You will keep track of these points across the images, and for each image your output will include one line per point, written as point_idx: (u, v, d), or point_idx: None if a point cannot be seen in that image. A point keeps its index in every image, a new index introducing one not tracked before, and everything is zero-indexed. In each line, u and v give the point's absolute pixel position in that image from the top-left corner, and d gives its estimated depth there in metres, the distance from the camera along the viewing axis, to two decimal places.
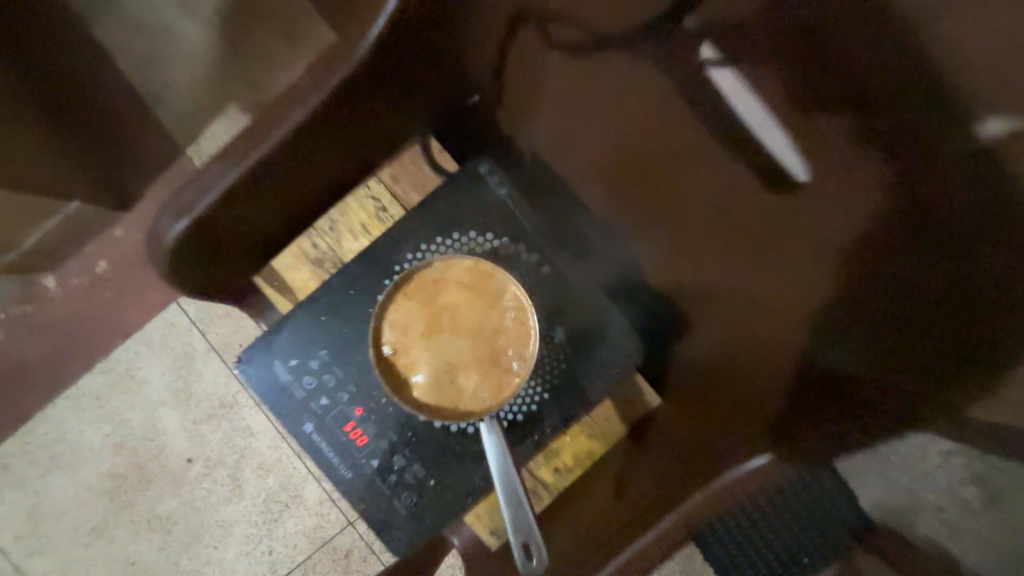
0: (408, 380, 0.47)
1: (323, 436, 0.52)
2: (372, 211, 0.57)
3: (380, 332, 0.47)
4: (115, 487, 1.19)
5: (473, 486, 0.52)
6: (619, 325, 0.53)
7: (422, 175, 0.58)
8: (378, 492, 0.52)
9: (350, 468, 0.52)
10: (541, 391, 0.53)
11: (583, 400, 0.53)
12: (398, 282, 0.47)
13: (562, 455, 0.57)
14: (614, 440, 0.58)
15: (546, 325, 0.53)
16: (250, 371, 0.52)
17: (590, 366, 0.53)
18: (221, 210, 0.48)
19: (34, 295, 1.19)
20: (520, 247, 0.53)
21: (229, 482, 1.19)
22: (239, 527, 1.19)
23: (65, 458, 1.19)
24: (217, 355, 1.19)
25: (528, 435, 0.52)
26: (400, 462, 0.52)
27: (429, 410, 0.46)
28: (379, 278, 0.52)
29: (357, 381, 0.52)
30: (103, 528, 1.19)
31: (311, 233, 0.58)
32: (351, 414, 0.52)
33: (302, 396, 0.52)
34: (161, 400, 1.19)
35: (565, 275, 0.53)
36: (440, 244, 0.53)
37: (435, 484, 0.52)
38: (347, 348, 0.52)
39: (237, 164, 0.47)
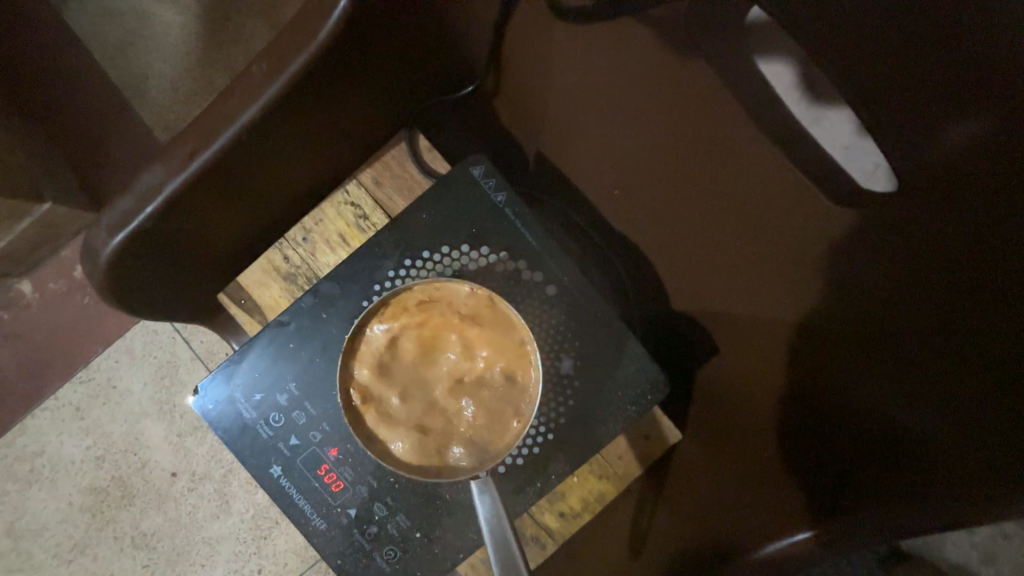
0: (384, 422, 0.40)
1: (292, 480, 0.45)
2: (350, 218, 0.49)
3: (356, 365, 0.40)
4: (97, 502, 1.13)
5: (465, 539, 0.45)
6: (635, 355, 0.45)
7: (409, 177, 0.50)
8: (356, 545, 0.45)
9: (323, 518, 0.45)
10: (544, 431, 0.45)
11: (594, 441, 0.45)
12: (376, 307, 0.40)
13: (568, 498, 0.49)
14: (626, 480, 0.50)
15: (551, 354, 0.45)
16: (208, 407, 0.45)
17: (602, 402, 0.45)
18: (163, 223, 0.40)
19: (9, 300, 1.12)
20: (520, 263, 0.45)
21: (217, 498, 1.14)
22: (226, 545, 1.13)
23: (45, 471, 1.13)
24: (202, 364, 1.12)
25: (529, 482, 0.45)
26: (381, 512, 0.45)
27: (405, 457, 0.40)
28: (356, 299, 0.45)
29: (331, 418, 0.45)
30: (86, 545, 1.13)
31: (283, 244, 0.50)
32: (324, 456, 0.45)
33: (269, 435, 0.45)
34: (144, 412, 1.13)
35: (574, 295, 0.46)
36: (427, 259, 0.45)
37: (421, 537, 0.45)
38: (320, 381, 0.45)
39: (179, 168, 0.39)
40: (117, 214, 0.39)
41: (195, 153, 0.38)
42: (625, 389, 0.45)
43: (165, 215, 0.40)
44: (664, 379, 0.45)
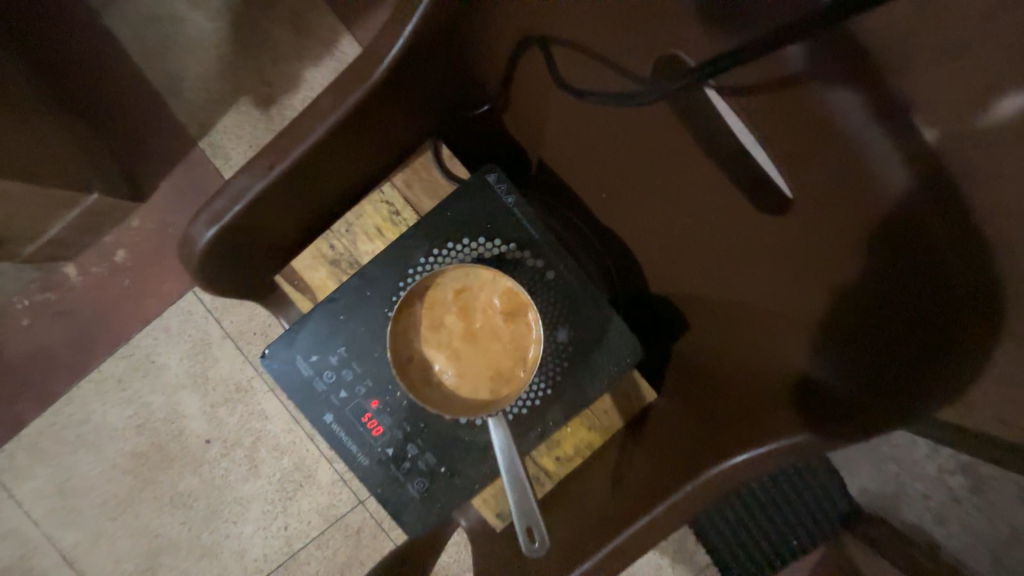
0: (424, 374, 0.52)
1: (342, 426, 0.56)
2: (385, 213, 0.60)
3: (399, 333, 0.51)
4: (139, 465, 1.26)
5: (481, 473, 0.56)
6: (617, 327, 0.56)
7: (433, 180, 0.60)
8: (394, 477, 0.56)
9: (366, 456, 0.56)
10: (543, 388, 0.56)
11: (584, 396, 0.56)
12: (418, 285, 0.51)
13: (562, 445, 0.62)
14: (611, 431, 0.62)
15: (549, 327, 0.56)
16: (274, 366, 0.56)
17: (591, 365, 0.56)
18: (246, 218, 0.52)
19: (56, 282, 1.23)
20: (526, 253, 0.56)
21: (246, 463, 1.26)
22: (255, 505, 1.26)
23: (91, 437, 1.25)
24: (233, 342, 1.24)
25: (531, 428, 0.56)
26: (414, 451, 0.56)
27: (438, 400, 0.51)
28: (394, 280, 0.56)
29: (373, 375, 0.56)
30: (129, 503, 1.26)
31: (329, 235, 0.61)
32: (368, 406, 0.56)
33: (324, 389, 0.56)
34: (181, 384, 1.24)
35: (569, 279, 0.56)
36: (450, 249, 0.56)
37: (445, 471, 0.56)
38: (364, 346, 0.56)
39: (261, 176, 0.50)
40: (213, 211, 0.51)
41: (276, 162, 0.50)
42: (609, 354, 0.56)
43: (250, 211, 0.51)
44: (638, 347, 0.56)
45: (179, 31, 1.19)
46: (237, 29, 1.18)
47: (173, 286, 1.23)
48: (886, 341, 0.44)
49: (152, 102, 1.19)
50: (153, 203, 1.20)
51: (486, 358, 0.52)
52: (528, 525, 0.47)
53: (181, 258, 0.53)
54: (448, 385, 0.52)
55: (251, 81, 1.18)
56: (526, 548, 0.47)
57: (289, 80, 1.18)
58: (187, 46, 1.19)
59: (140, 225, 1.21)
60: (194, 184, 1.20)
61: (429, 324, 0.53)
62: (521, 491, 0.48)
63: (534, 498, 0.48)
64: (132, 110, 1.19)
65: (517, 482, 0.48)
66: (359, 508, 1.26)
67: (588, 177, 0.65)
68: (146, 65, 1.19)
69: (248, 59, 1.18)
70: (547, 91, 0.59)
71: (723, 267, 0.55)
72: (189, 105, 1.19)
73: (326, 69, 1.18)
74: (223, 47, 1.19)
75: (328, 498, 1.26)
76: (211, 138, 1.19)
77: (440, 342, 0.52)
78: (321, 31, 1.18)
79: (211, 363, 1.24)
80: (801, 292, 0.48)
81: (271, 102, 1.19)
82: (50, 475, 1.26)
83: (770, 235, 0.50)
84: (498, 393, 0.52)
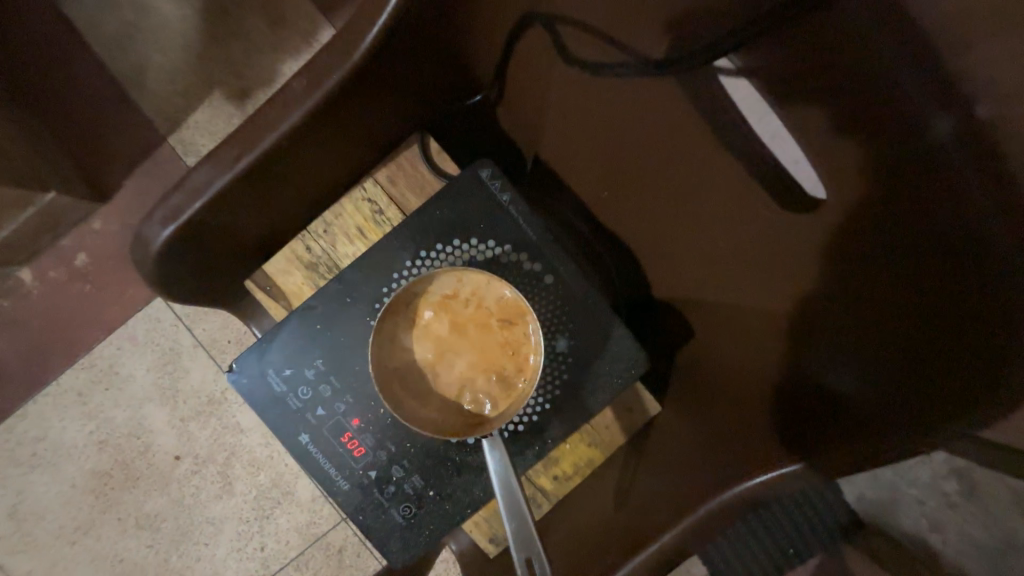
0: (411, 391, 0.47)
1: (319, 447, 0.51)
2: (368, 212, 0.55)
3: (382, 345, 0.46)
4: (100, 485, 1.17)
5: (473, 497, 0.51)
6: (620, 335, 0.52)
7: (420, 176, 0.55)
8: (377, 503, 0.51)
9: (346, 480, 0.51)
10: (542, 402, 0.52)
11: (585, 411, 0.52)
12: (403, 292, 0.46)
13: (561, 463, 0.56)
14: (615, 448, 0.57)
15: (548, 334, 0.52)
16: (243, 381, 0.50)
17: (592, 377, 0.52)
18: (211, 216, 0.46)
19: (7, 288, 1.13)
20: (521, 256, 0.51)
21: (219, 480, 1.18)
22: (229, 524, 1.18)
23: (46, 456, 1.16)
24: (205, 351, 1.16)
25: (528, 446, 0.52)
26: (399, 473, 0.51)
27: (429, 424, 0.46)
28: (377, 286, 0.51)
29: (354, 391, 0.51)
30: (89, 527, 1.17)
31: (306, 235, 0.55)
32: (348, 425, 0.50)
33: (299, 406, 0.50)
34: (147, 397, 1.16)
35: (570, 284, 0.52)
36: (440, 251, 0.51)
37: (433, 495, 0.51)
38: (344, 359, 0.51)
39: (226, 168, 0.45)
40: (172, 207, 0.45)
41: (243, 153, 0.44)
42: (613, 365, 0.52)
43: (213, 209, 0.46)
44: (643, 356, 0.52)
45: (145, 19, 1.11)
46: (208, 19, 1.12)
47: (137, 291, 1.14)
48: (923, 328, 0.43)
49: (115, 95, 1.11)
50: (117, 202, 1.12)
51: (480, 372, 0.48)
52: (527, 557, 0.42)
53: (136, 262, 0.48)
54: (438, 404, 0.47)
55: (224, 73, 1.12)
56: None
57: (265, 72, 1.12)
58: (153, 36, 1.12)
59: (103, 227, 1.13)
60: (162, 184, 1.12)
61: (416, 335, 0.48)
62: (518, 519, 0.43)
63: (534, 526, 0.43)
64: (92, 104, 1.11)
65: (514, 509, 0.43)
66: (341, 525, 1.20)
67: (592, 185, 0.64)
68: (108, 56, 1.11)
69: (220, 50, 1.12)
70: (552, 83, 0.61)
71: (727, 274, 0.57)
72: (157, 99, 1.12)
73: (304, 62, 1.12)
74: (196, 37, 1.12)
75: (308, 515, 1.19)
76: (180, 133, 1.12)
77: (430, 355, 0.48)
78: (299, 21, 1.12)
79: (180, 374, 1.16)
80: (807, 282, 0.52)
81: (246, 96, 1.12)
82: (0, 499, 1.16)
83: (785, 225, 0.57)
84: (496, 409, 0.47)
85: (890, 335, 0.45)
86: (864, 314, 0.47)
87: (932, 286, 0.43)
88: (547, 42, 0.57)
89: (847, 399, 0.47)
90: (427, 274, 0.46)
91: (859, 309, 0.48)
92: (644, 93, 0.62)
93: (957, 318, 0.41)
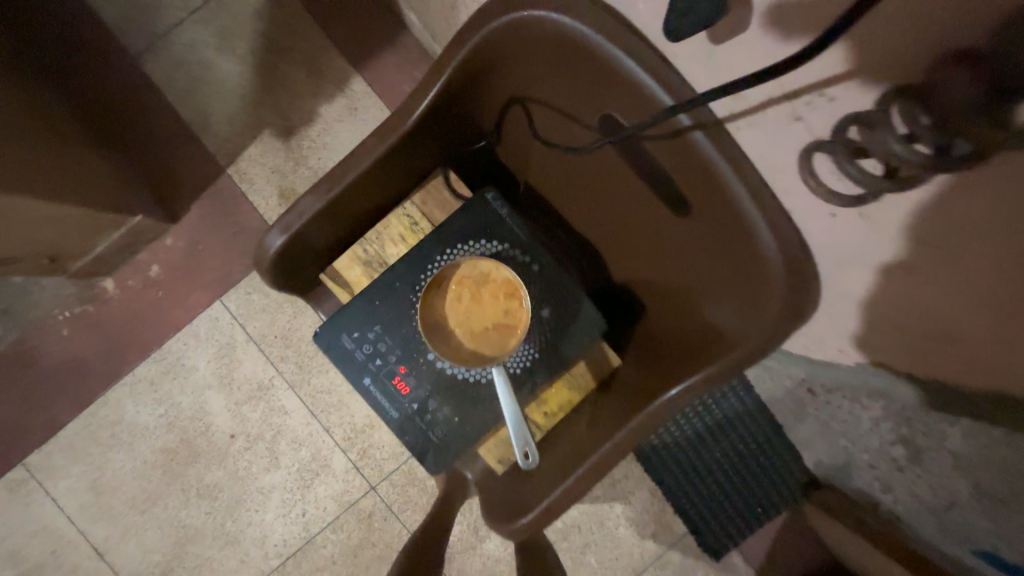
0: (444, 339, 0.71)
1: (377, 387, 0.72)
2: (407, 224, 0.78)
3: (425, 310, 0.70)
4: (168, 460, 1.38)
5: (486, 421, 0.73)
6: (587, 305, 0.73)
7: (444, 199, 0.79)
8: (418, 426, 0.72)
9: (396, 410, 0.72)
10: (532, 353, 0.73)
11: (564, 359, 0.73)
12: (438, 275, 0.70)
13: (548, 402, 0.79)
14: (587, 391, 0.79)
15: (535, 305, 0.73)
16: (324, 342, 0.72)
17: (568, 335, 0.73)
18: (309, 226, 0.70)
19: (94, 295, 1.36)
20: (516, 251, 0.74)
21: (267, 454, 1.38)
22: (275, 493, 1.38)
23: (123, 436, 1.37)
24: (255, 344, 1.37)
25: (523, 385, 0.73)
26: (433, 405, 0.72)
27: (456, 358, 0.71)
28: (416, 274, 0.73)
29: (401, 347, 0.72)
30: (158, 497, 1.38)
31: (363, 241, 0.78)
32: (397, 371, 0.72)
33: (363, 358, 0.72)
34: (208, 385, 1.38)
35: (550, 270, 0.74)
36: (459, 249, 0.74)
37: (458, 420, 0.73)
38: (394, 324, 0.73)
39: (323, 195, 0.69)
40: (286, 222, 0.70)
41: (333, 186, 0.69)
42: (583, 326, 0.73)
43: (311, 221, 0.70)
44: (602, 321, 0.74)
45: (209, 73, 1.36)
46: (260, 73, 1.37)
47: (200, 296, 1.37)
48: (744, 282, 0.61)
49: (185, 136, 1.36)
50: (185, 223, 1.36)
51: (488, 327, 0.71)
52: (523, 446, 0.69)
53: (257, 259, 0.71)
54: (462, 351, 0.71)
55: (273, 116, 1.36)
56: (522, 461, 0.69)
57: (306, 114, 1.36)
58: (216, 87, 1.36)
59: (173, 242, 1.36)
60: (221, 206, 1.36)
61: (446, 304, 0.71)
62: (516, 422, 0.69)
63: (526, 429, 0.69)
64: (167, 143, 1.36)
65: (514, 417, 0.69)
66: (370, 493, 1.38)
67: (565, 201, 0.80)
68: (179, 104, 1.36)
69: (270, 97, 1.37)
70: (530, 139, 0.76)
71: (658, 258, 0.72)
72: (218, 138, 1.36)
73: (338, 105, 1.36)
74: (249, 86, 1.37)
75: (342, 485, 1.38)
76: (237, 165, 1.36)
77: (453, 316, 0.71)
78: (334, 73, 1.37)
79: (235, 364, 1.38)
80: (699, 268, 0.66)
81: (291, 133, 1.36)
82: (83, 473, 1.36)
83: (675, 228, 0.66)
84: (500, 350, 0.71)
85: (734, 289, 0.62)
86: (725, 281, 0.63)
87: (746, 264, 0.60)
88: (524, 115, 0.73)
89: (727, 333, 0.63)
90: (455, 261, 0.70)
91: (720, 277, 0.63)
92: (559, 129, 0.71)
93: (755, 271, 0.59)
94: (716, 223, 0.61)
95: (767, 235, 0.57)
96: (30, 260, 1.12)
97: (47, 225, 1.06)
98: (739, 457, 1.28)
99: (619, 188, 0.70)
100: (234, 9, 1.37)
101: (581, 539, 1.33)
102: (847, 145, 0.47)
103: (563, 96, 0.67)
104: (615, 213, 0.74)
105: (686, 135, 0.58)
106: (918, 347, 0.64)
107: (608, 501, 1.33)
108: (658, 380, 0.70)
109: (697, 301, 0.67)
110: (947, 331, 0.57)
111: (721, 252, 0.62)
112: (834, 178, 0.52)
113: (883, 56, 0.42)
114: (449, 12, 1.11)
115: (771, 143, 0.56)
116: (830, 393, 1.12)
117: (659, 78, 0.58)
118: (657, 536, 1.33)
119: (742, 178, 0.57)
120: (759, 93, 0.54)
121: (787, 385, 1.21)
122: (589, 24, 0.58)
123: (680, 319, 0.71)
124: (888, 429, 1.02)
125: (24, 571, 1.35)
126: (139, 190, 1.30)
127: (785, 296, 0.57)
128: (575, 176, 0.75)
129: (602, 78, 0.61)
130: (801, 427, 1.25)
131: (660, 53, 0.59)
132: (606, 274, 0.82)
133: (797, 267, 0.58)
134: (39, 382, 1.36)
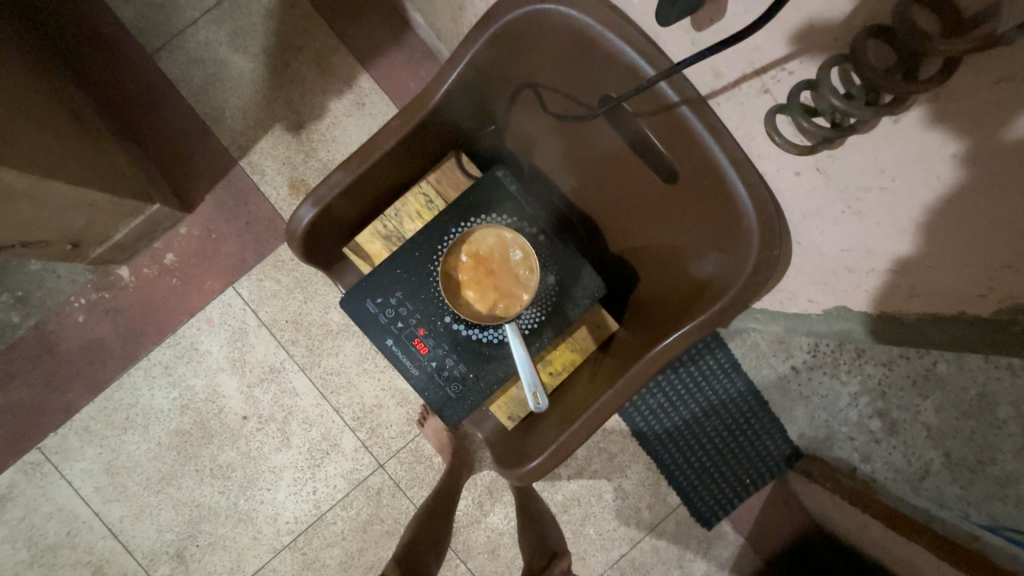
0: (460, 299, 0.80)
1: (398, 346, 0.80)
2: (423, 201, 0.86)
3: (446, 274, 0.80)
4: (182, 442, 1.42)
5: (498, 377, 0.80)
6: (587, 271, 0.81)
7: (457, 177, 0.87)
8: (436, 382, 0.80)
9: (416, 367, 0.79)
10: (539, 315, 0.81)
11: (567, 320, 0.81)
12: (456, 242, 0.79)
13: (553, 362, 0.87)
14: (588, 351, 0.88)
15: (542, 271, 0.81)
16: (349, 307, 0.79)
17: (570, 298, 0.81)
18: (337, 199, 0.78)
19: (109, 283, 1.41)
20: (524, 223, 0.81)
21: (279, 435, 1.43)
22: (287, 472, 1.42)
23: (138, 418, 1.41)
24: (267, 329, 1.42)
25: (532, 344, 0.80)
26: (450, 362, 0.80)
27: (471, 314, 0.80)
28: (434, 244, 0.81)
29: (420, 311, 0.80)
30: (173, 477, 1.41)
31: (383, 218, 0.86)
32: (417, 333, 0.80)
33: (385, 321, 0.80)
34: (220, 368, 1.42)
35: (556, 241, 0.81)
36: (473, 221, 0.82)
37: (473, 375, 0.80)
38: (414, 291, 0.80)
39: (351, 170, 0.77)
40: (317, 197, 0.77)
41: (360, 163, 0.76)
42: (586, 289, 0.80)
43: (340, 194, 0.78)
44: (602, 285, 0.81)
45: (222, 70, 1.43)
46: (272, 70, 1.44)
47: (213, 283, 1.42)
48: (728, 240, 0.70)
49: (199, 129, 1.42)
50: (198, 213, 1.42)
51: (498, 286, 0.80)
52: (533, 390, 0.77)
53: (290, 232, 0.79)
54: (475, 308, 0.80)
55: (284, 110, 1.43)
56: (534, 405, 0.78)
57: (316, 109, 1.43)
58: (229, 84, 1.43)
59: (188, 232, 1.42)
60: (234, 197, 1.42)
61: (462, 267, 0.80)
62: (528, 370, 0.77)
63: (535, 376, 0.77)
64: (181, 137, 1.42)
65: (526, 366, 0.77)
66: (379, 471, 1.43)
67: (567, 181, 0.89)
68: (193, 99, 1.42)
69: (281, 93, 1.43)
70: (538, 120, 0.85)
71: (650, 227, 0.80)
72: (231, 132, 1.42)
73: (347, 100, 1.44)
74: (260, 82, 1.43)
75: (352, 463, 1.43)
76: (249, 157, 1.42)
77: (467, 274, 0.80)
78: (342, 70, 1.44)
79: (247, 348, 1.42)
80: (689, 232, 0.75)
81: (301, 126, 1.43)
82: (99, 456, 1.40)
83: (666, 195, 0.75)
84: (509, 308, 0.80)
85: (722, 246, 0.71)
86: (713, 243, 0.72)
87: (730, 224, 0.69)
88: (533, 98, 0.81)
89: (715, 281, 0.72)
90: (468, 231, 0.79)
91: (710, 241, 0.72)
92: (563, 111, 0.80)
93: (739, 232, 0.69)
94: (704, 189, 0.70)
95: (744, 194, 0.66)
96: (53, 246, 1.17)
97: (70, 211, 1.12)
98: (729, 433, 1.33)
99: (617, 160, 0.79)
100: (246, 10, 1.44)
101: (580, 511, 1.39)
102: (802, 106, 0.52)
103: (567, 78, 0.75)
104: (613, 187, 0.83)
105: (675, 110, 0.67)
106: (884, 297, 0.72)
107: (606, 475, 1.39)
108: (654, 330, 0.78)
109: (684, 260, 0.76)
110: (906, 279, 0.66)
111: (708, 216, 0.72)
112: (795, 138, 0.60)
113: (833, 32, 0.50)
114: (455, 13, 1.19)
115: (745, 115, 0.65)
116: (812, 369, 1.21)
117: (651, 61, 0.66)
118: (651, 508, 1.40)
119: (723, 149, 0.66)
120: (734, 71, 0.62)
121: (773, 366, 1.27)
122: (592, 16, 0.67)
123: (669, 275, 0.79)
124: (864, 400, 1.10)
125: (40, 551, 1.38)
126: (154, 180, 1.36)
127: (759, 247, 0.67)
128: (577, 155, 0.84)
129: (603, 60, 0.70)
130: (784, 403, 1.29)
131: (650, 38, 0.67)
132: (606, 246, 0.89)
133: (770, 230, 0.67)
134: (55, 367, 1.40)
